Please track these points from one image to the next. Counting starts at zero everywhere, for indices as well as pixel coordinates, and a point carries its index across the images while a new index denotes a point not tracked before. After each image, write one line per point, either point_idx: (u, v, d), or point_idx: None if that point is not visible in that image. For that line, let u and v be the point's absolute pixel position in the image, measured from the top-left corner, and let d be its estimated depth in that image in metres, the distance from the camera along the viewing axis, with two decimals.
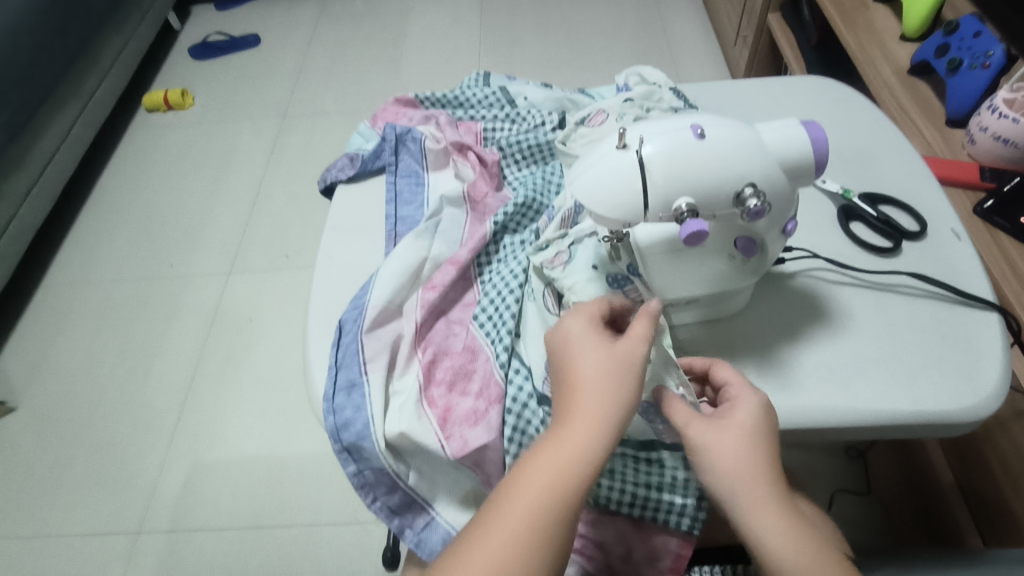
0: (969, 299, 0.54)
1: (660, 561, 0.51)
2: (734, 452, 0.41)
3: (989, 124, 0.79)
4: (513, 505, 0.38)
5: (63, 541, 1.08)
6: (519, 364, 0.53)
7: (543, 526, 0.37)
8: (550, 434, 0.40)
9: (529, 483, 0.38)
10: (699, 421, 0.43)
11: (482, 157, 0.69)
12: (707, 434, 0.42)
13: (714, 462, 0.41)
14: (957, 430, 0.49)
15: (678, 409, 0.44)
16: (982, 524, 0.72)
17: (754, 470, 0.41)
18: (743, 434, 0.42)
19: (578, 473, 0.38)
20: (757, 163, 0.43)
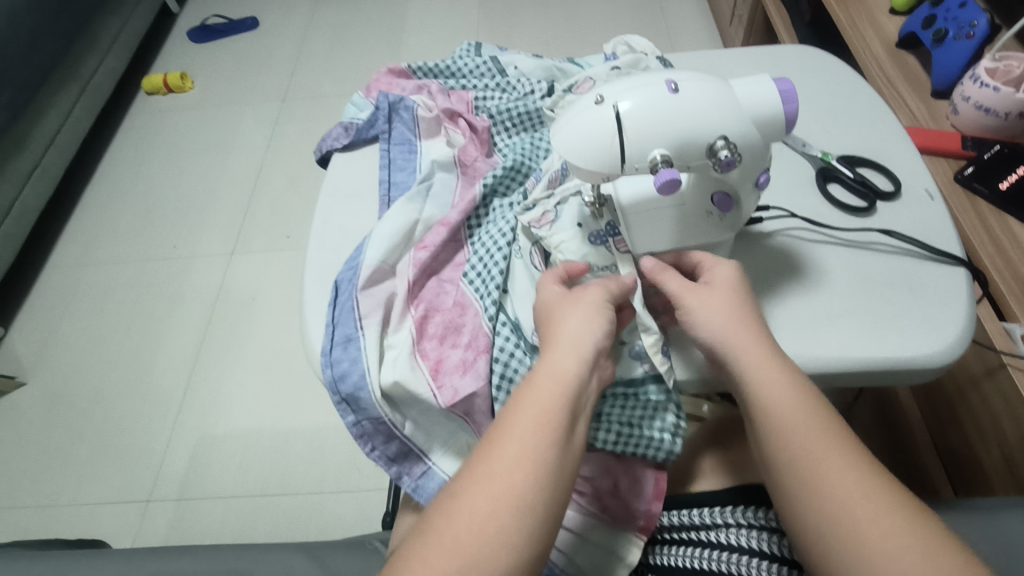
0: (938, 255, 0.56)
1: (642, 489, 0.55)
2: (726, 304, 0.47)
3: (971, 94, 0.81)
4: (503, 438, 0.41)
5: (74, 510, 1.11)
6: (505, 317, 0.55)
7: (534, 452, 0.41)
8: (533, 377, 0.44)
9: (516, 419, 0.42)
10: (696, 296, 0.48)
11: (473, 124, 0.70)
12: (705, 306, 0.47)
13: (712, 316, 0.46)
14: (922, 376, 0.51)
15: (670, 283, 0.49)
16: (956, 479, 0.75)
17: (742, 317, 0.46)
18: (736, 304, 0.47)
19: (562, 403, 0.42)
20: (728, 115, 0.45)
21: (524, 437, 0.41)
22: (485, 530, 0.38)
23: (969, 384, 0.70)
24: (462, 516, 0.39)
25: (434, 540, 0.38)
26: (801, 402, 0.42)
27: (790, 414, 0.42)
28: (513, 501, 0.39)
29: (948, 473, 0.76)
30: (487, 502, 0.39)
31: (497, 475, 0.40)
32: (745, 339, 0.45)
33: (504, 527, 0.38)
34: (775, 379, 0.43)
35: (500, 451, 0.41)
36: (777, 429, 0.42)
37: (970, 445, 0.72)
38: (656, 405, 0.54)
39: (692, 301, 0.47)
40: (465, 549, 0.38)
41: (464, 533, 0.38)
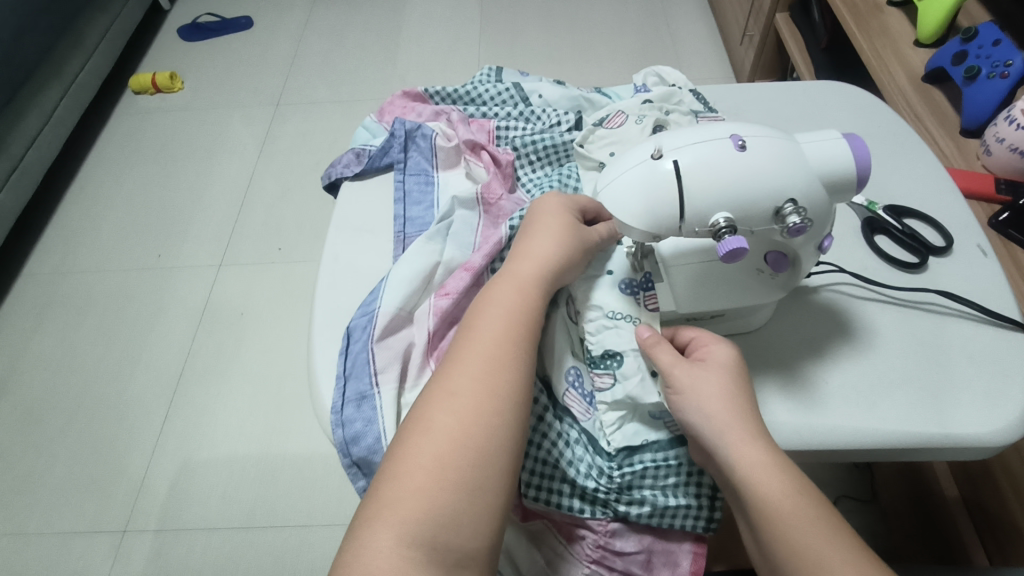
0: (997, 319, 0.53)
1: (678, 565, 0.51)
2: (713, 386, 0.45)
3: (1006, 136, 0.78)
4: (458, 418, 0.43)
5: (46, 539, 1.05)
6: None
7: (480, 400, 0.44)
8: (493, 353, 0.46)
9: (471, 399, 0.44)
10: (684, 372, 0.46)
11: (496, 157, 0.66)
12: (690, 388, 0.45)
13: (699, 400, 0.45)
14: (982, 455, 0.48)
15: (662, 356, 0.47)
16: (988, 541, 0.73)
17: (728, 397, 0.45)
18: (719, 383, 0.45)
19: (507, 354, 0.46)
20: (797, 177, 0.41)
21: (466, 392, 0.44)
22: (429, 516, 0.40)
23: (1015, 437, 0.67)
24: (413, 465, 0.42)
25: (387, 507, 0.40)
26: (796, 500, 0.41)
27: (787, 507, 0.41)
28: (461, 443, 0.42)
29: (977, 531, 0.74)
30: (432, 476, 0.41)
31: (442, 425, 0.43)
32: (728, 422, 0.44)
33: (455, 467, 0.41)
34: (767, 464, 0.42)
35: (443, 404, 0.44)
36: (774, 522, 0.41)
37: (1005, 508, 0.70)
38: (689, 471, 0.50)
39: (683, 381, 0.46)
40: (418, 495, 0.41)
41: (417, 481, 0.41)
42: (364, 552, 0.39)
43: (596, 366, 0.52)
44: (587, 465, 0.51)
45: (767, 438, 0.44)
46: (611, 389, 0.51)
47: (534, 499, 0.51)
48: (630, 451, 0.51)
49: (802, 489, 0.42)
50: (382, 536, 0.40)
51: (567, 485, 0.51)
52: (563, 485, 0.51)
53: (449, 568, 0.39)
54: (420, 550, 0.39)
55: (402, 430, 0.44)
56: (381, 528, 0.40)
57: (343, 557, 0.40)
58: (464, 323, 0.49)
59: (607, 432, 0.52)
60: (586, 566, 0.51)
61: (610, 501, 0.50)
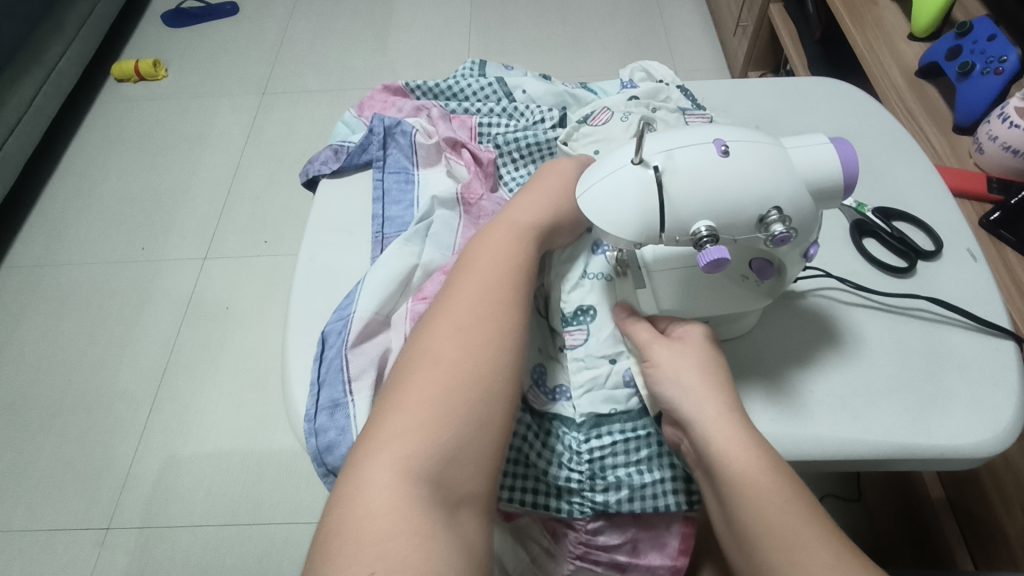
0: (987, 326, 0.51)
1: (667, 545, 0.50)
2: (688, 361, 0.45)
3: (999, 134, 0.76)
4: (463, 351, 0.42)
5: (28, 536, 1.03)
6: None
7: (485, 342, 0.43)
8: (491, 294, 0.45)
9: (473, 334, 0.43)
10: (660, 348, 0.46)
11: (477, 155, 0.64)
12: (666, 363, 0.45)
13: (674, 375, 0.45)
14: (968, 466, 0.47)
15: (639, 333, 0.48)
16: (974, 546, 0.72)
17: (704, 372, 0.44)
18: (695, 357, 0.45)
19: (508, 296, 0.45)
20: (781, 184, 0.40)
21: (469, 330, 0.43)
22: (432, 449, 0.39)
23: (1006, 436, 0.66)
24: (417, 398, 0.40)
25: (387, 440, 0.39)
26: (769, 474, 0.40)
27: (758, 480, 0.39)
28: (465, 378, 0.41)
29: (963, 533, 0.74)
30: (436, 404, 0.40)
31: (446, 357, 0.42)
32: (705, 391, 0.43)
33: (460, 400, 0.40)
34: (740, 438, 0.41)
35: (448, 340, 0.43)
36: (746, 501, 0.39)
37: (992, 511, 0.69)
38: (660, 440, 0.49)
39: (660, 356, 0.46)
40: (424, 425, 0.39)
41: (420, 413, 0.40)
42: (364, 486, 0.38)
43: (568, 324, 0.53)
44: (558, 452, 0.50)
45: (743, 415, 0.43)
46: (584, 345, 0.51)
47: (509, 501, 0.50)
48: (596, 420, 0.50)
49: (778, 467, 0.40)
50: (384, 469, 0.38)
51: (544, 483, 0.50)
52: (540, 484, 0.50)
53: (453, 507, 0.38)
54: (424, 486, 0.38)
55: (402, 367, 0.43)
56: (383, 460, 0.38)
57: (340, 493, 0.39)
58: (467, 264, 0.48)
59: (576, 402, 0.50)
60: (572, 562, 0.51)
61: (585, 491, 0.49)
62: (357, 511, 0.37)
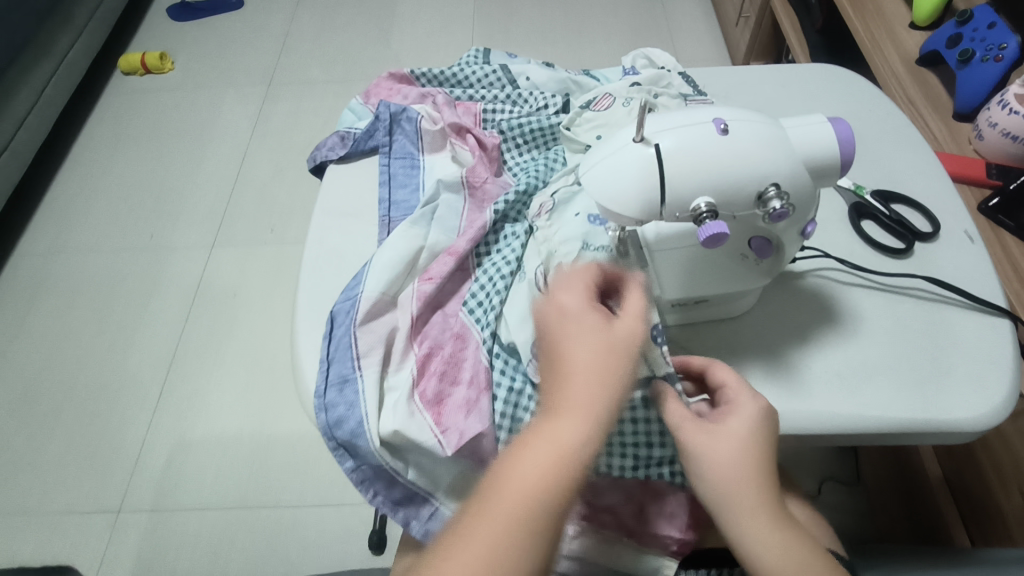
0: (983, 305, 0.52)
1: (675, 517, 0.51)
2: (729, 455, 0.41)
3: (998, 120, 0.77)
4: (538, 471, 0.35)
5: (40, 518, 1.05)
6: (500, 346, 0.52)
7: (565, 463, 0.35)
8: (564, 386, 0.37)
9: (545, 446, 0.35)
10: (697, 436, 0.42)
11: (482, 140, 0.65)
12: (707, 456, 0.41)
13: (712, 470, 0.41)
14: (962, 439, 0.48)
15: (675, 414, 0.43)
16: (970, 521, 0.73)
17: (747, 470, 0.40)
18: (738, 448, 0.41)
19: (618, 373, 0.37)
20: (780, 162, 0.41)
21: (560, 415, 0.36)
22: None
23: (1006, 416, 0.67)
24: (483, 541, 0.33)
25: None
26: None
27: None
28: (558, 485, 0.35)
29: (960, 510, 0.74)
30: (506, 542, 0.33)
31: (524, 484, 0.34)
32: (746, 494, 0.40)
33: (534, 537, 0.34)
34: (781, 545, 0.40)
35: (526, 461, 0.35)
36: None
37: (988, 488, 0.71)
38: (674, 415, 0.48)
39: (699, 447, 0.42)
40: (495, 572, 0.33)
41: (501, 532, 0.34)
42: None
43: None
44: None
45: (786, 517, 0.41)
46: None
47: None
48: None
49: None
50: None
51: None
52: None
53: None
54: None
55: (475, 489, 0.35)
56: None
57: None
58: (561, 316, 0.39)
59: None
60: (578, 522, 0.52)
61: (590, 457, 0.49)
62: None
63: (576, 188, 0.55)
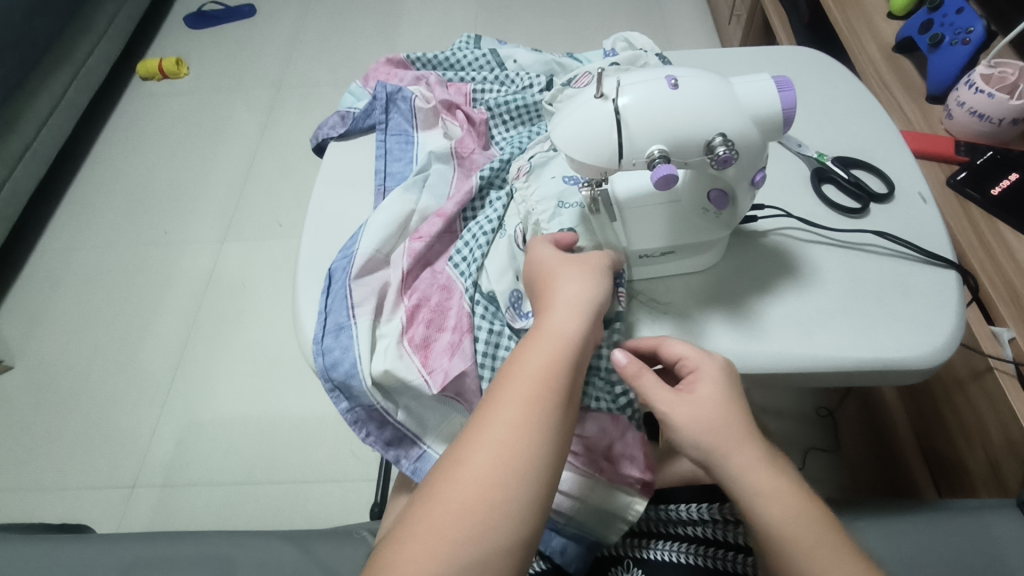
0: (932, 258, 0.56)
1: (633, 458, 0.55)
2: (709, 414, 0.45)
3: (966, 100, 0.80)
4: (523, 379, 0.43)
5: (59, 494, 1.11)
6: (482, 293, 0.56)
7: (550, 378, 0.43)
8: (529, 341, 0.46)
9: (531, 363, 0.44)
10: (677, 404, 0.45)
11: (471, 116, 0.70)
12: (688, 419, 0.45)
13: (696, 431, 0.44)
14: (908, 378, 0.52)
15: (648, 386, 0.46)
16: (939, 479, 0.78)
17: (729, 423, 0.45)
18: (715, 404, 0.45)
19: (595, 280, 0.49)
20: (726, 113, 0.45)
21: (541, 343, 0.45)
22: (500, 480, 0.40)
23: (969, 376, 0.69)
24: (490, 434, 0.41)
25: (455, 475, 0.40)
26: (799, 522, 0.42)
27: (796, 527, 0.42)
28: (559, 364, 0.44)
29: (931, 472, 0.79)
30: (501, 433, 0.41)
31: (516, 393, 0.43)
32: (730, 442, 0.44)
33: (528, 432, 0.41)
34: (775, 492, 0.43)
35: (517, 377, 0.43)
36: (784, 558, 0.42)
37: (955, 448, 0.74)
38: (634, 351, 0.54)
39: (680, 413, 0.45)
40: (497, 457, 0.41)
41: (500, 428, 0.41)
42: (429, 514, 0.39)
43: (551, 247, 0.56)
44: None
45: (775, 464, 0.44)
46: None
47: None
48: None
49: (808, 514, 0.43)
50: (486, 456, 0.41)
51: None
52: None
53: (519, 538, 0.39)
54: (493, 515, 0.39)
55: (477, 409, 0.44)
56: (456, 493, 0.40)
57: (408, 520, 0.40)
58: (540, 265, 0.50)
59: None
60: None
61: None
62: (450, 499, 0.39)
63: (552, 153, 0.61)
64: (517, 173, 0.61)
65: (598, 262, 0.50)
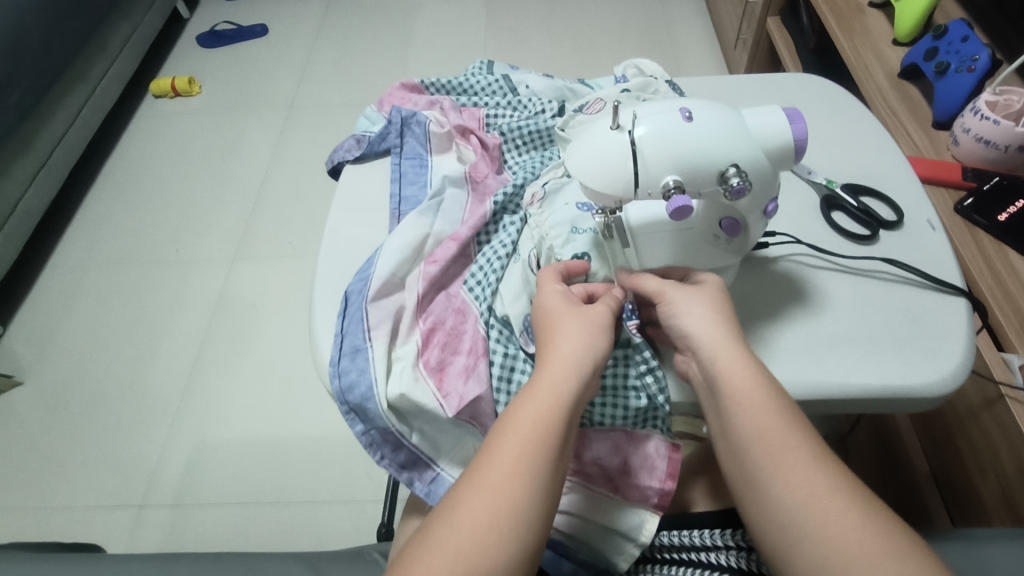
0: (941, 285, 0.57)
1: (655, 469, 0.55)
2: (703, 303, 0.49)
3: (971, 126, 0.82)
4: (517, 429, 0.42)
5: (67, 512, 1.11)
6: (496, 318, 0.56)
7: (545, 429, 0.42)
8: (525, 390, 0.44)
9: (526, 411, 0.43)
10: (676, 289, 0.50)
11: (484, 141, 0.72)
12: (686, 299, 0.49)
13: (689, 310, 0.48)
14: (918, 406, 0.52)
15: (650, 282, 0.51)
16: (952, 508, 0.77)
17: (716, 314, 0.48)
18: (708, 300, 0.49)
19: (596, 331, 0.47)
20: (739, 145, 0.46)
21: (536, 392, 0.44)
22: (490, 532, 0.39)
23: (982, 405, 0.69)
24: (482, 486, 0.40)
25: (446, 527, 0.39)
26: (768, 412, 0.44)
27: (764, 415, 0.44)
28: (553, 414, 0.43)
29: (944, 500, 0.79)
30: (495, 483, 0.40)
31: (510, 442, 0.42)
32: (715, 332, 0.47)
33: (520, 484, 0.40)
34: (749, 379, 0.45)
35: (512, 426, 0.42)
36: (745, 431, 0.44)
37: (969, 477, 0.74)
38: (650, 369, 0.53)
39: (675, 295, 0.49)
40: (489, 508, 0.39)
41: (493, 479, 0.40)
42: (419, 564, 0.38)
43: None
44: None
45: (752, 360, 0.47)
46: None
47: None
48: None
49: (780, 412, 0.44)
50: (479, 505, 0.39)
51: None
52: None
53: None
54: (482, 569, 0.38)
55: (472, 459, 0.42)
56: (446, 544, 0.38)
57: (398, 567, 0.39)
58: (544, 310, 0.49)
59: None
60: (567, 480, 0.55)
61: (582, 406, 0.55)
62: (440, 550, 0.38)
63: (565, 179, 0.62)
64: (533, 197, 0.61)
65: (600, 314, 0.49)
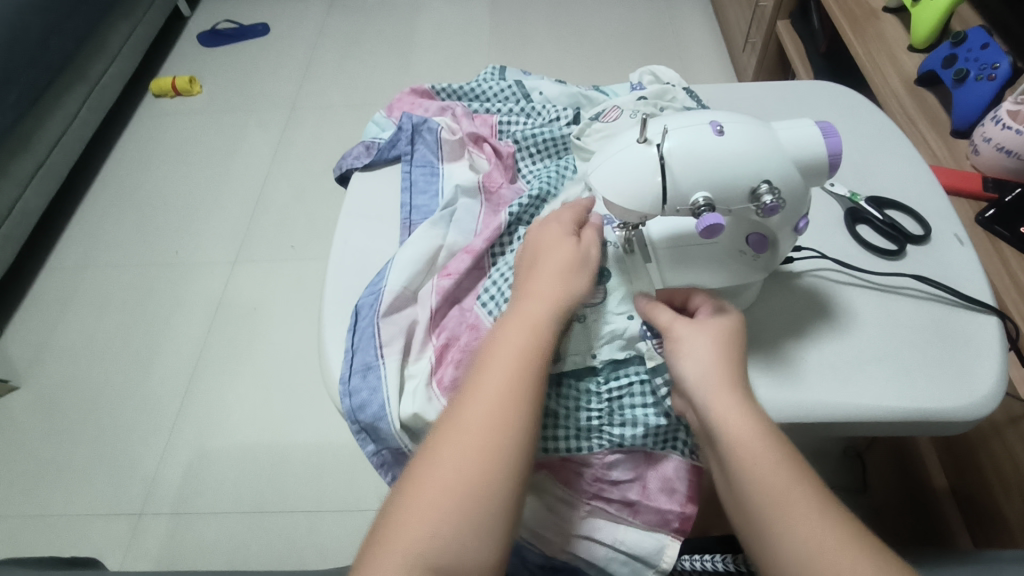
0: (971, 303, 0.55)
1: (676, 492, 0.52)
2: (704, 344, 0.46)
3: (993, 135, 0.80)
4: (472, 420, 0.43)
5: (64, 521, 1.09)
6: None
7: (502, 422, 0.43)
8: (484, 373, 0.45)
9: (480, 401, 0.44)
10: (681, 326, 0.48)
11: (498, 149, 0.70)
12: (686, 339, 0.47)
13: (688, 352, 0.46)
14: (951, 429, 0.51)
15: (661, 315, 0.49)
16: (975, 526, 0.76)
17: (717, 356, 0.45)
18: (709, 339, 0.46)
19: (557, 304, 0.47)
20: (771, 160, 0.44)
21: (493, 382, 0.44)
22: (442, 529, 0.40)
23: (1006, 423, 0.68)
24: (434, 483, 0.42)
25: (403, 522, 0.41)
26: (769, 465, 0.42)
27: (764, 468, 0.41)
28: (508, 405, 0.43)
29: (965, 518, 0.77)
30: (445, 476, 0.42)
31: (464, 436, 0.43)
32: (714, 376, 0.45)
33: (470, 479, 0.42)
34: (749, 428, 0.43)
35: (468, 418, 0.43)
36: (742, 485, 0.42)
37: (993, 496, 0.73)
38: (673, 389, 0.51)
39: (677, 335, 0.47)
40: (441, 504, 0.41)
41: (445, 474, 0.42)
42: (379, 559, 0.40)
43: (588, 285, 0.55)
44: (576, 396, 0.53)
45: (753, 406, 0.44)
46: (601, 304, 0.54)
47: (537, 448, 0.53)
48: (614, 364, 0.53)
49: (782, 463, 0.42)
50: (434, 502, 0.41)
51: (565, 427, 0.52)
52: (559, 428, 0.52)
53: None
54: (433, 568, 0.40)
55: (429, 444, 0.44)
56: (400, 543, 0.40)
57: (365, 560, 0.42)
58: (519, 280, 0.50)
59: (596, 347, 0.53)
60: (587, 504, 0.54)
61: (603, 427, 0.52)
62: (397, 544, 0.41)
63: None
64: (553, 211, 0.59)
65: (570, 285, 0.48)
